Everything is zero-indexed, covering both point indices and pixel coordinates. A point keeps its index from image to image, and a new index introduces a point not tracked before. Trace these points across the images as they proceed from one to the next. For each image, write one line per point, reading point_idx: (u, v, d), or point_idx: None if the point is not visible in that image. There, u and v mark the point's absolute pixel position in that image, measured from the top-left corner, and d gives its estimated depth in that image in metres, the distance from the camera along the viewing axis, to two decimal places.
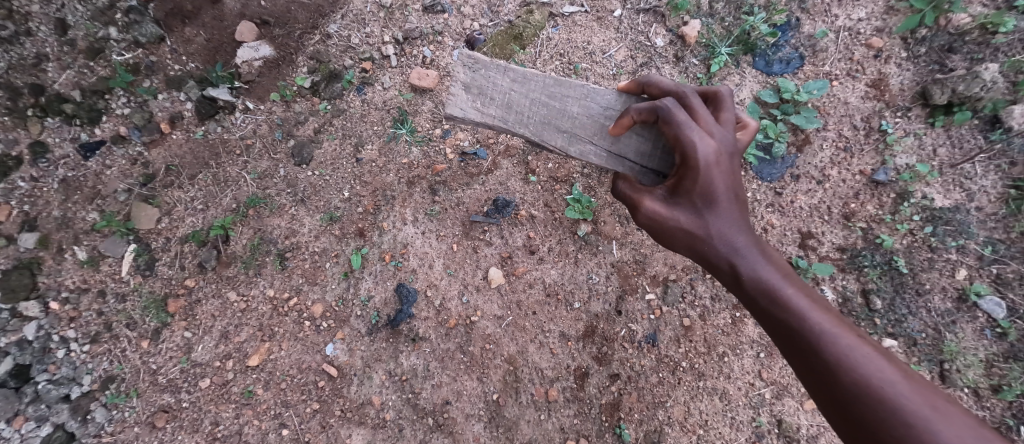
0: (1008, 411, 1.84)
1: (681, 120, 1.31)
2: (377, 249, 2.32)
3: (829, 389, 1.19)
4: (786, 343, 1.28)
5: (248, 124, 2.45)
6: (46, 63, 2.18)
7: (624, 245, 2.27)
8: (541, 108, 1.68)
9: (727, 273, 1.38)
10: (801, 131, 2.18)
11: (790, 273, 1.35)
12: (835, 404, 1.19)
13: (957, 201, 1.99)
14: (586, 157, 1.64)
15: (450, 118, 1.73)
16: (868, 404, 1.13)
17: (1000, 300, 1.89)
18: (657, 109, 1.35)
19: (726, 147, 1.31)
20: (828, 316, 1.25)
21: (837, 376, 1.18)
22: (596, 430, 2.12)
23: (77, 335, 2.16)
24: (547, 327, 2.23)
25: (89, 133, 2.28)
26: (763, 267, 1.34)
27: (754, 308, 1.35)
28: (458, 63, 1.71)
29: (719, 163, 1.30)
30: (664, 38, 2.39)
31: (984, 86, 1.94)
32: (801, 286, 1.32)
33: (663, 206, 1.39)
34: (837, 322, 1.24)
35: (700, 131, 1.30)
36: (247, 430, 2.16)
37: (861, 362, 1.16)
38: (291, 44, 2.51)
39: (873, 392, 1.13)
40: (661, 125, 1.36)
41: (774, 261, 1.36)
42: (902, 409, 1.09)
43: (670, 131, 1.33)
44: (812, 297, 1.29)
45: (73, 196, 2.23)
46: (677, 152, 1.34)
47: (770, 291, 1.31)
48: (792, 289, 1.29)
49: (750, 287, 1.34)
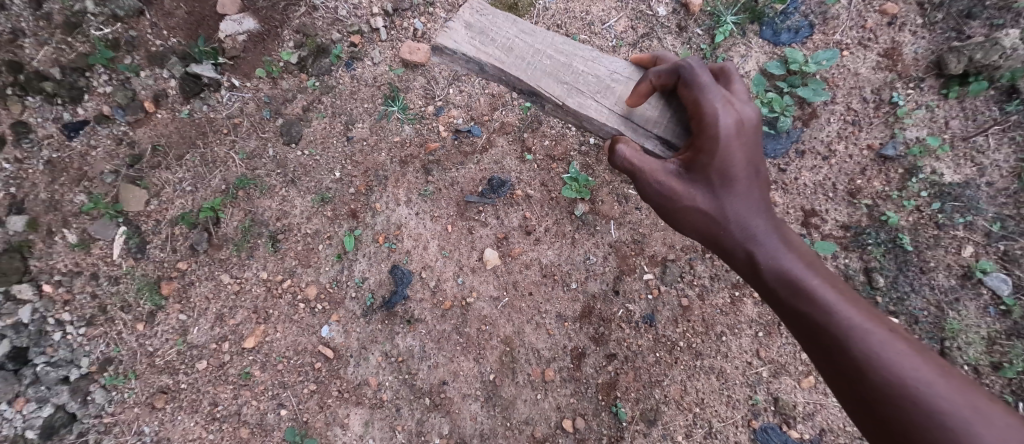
0: (1007, 388, 1.80)
1: (704, 83, 1.30)
2: (370, 230, 2.26)
3: (854, 387, 1.16)
4: (807, 335, 1.24)
5: (235, 103, 2.36)
6: (23, 39, 2.05)
7: (622, 225, 2.22)
8: (544, 59, 1.64)
9: (745, 261, 1.36)
10: (808, 104, 2.12)
11: (813, 262, 1.31)
12: (859, 401, 1.15)
13: (967, 176, 1.93)
14: (585, 111, 1.58)
15: (441, 49, 1.69)
16: (901, 405, 1.08)
17: (1006, 277, 1.85)
18: (677, 72, 1.35)
19: (748, 117, 1.29)
20: (855, 308, 1.20)
21: (865, 373, 1.13)
22: (593, 409, 2.09)
23: (73, 318, 2.09)
24: (544, 308, 2.19)
25: (71, 112, 2.17)
26: (783, 255, 1.31)
27: (774, 299, 1.31)
28: (467, 5, 1.71)
29: (739, 135, 1.28)
30: (667, 7, 2.31)
31: (1002, 53, 1.85)
32: (825, 275, 1.28)
33: (679, 182, 1.36)
34: (866, 315, 1.19)
35: (721, 99, 1.29)
36: (246, 410, 2.13)
37: (892, 357, 1.12)
38: (276, 16, 2.39)
39: (905, 389, 1.08)
40: (680, 88, 1.35)
41: (796, 249, 1.33)
42: (937, 410, 1.04)
43: (689, 94, 1.32)
44: (837, 287, 1.25)
45: (59, 178, 2.13)
46: (695, 119, 1.32)
47: (791, 280, 1.28)
48: (815, 279, 1.26)
49: (768, 275, 1.31)
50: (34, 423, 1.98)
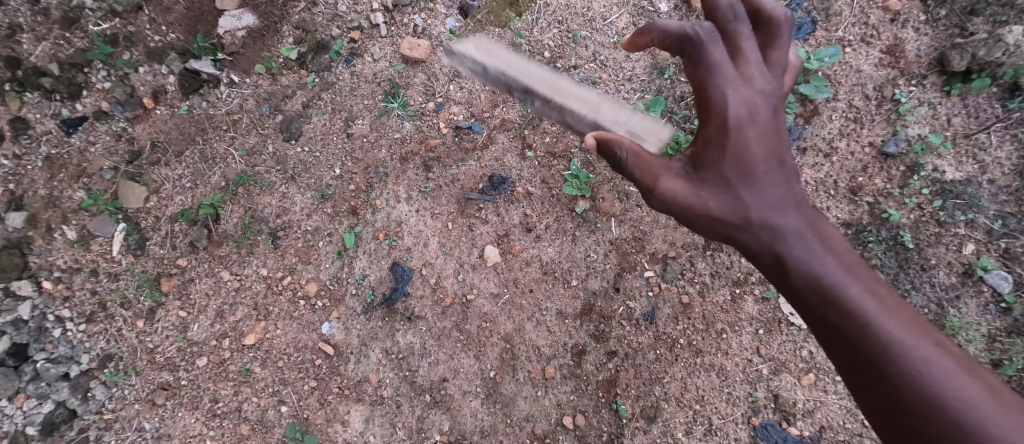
0: (1006, 385, 1.82)
1: (713, 62, 1.24)
2: (371, 228, 2.26)
3: (885, 403, 1.10)
4: (835, 345, 1.17)
5: (234, 99, 2.34)
6: (20, 34, 2.04)
7: (622, 222, 2.22)
8: None
9: (772, 264, 1.27)
10: (809, 101, 2.10)
11: (850, 265, 1.20)
12: (886, 414, 1.10)
13: (969, 173, 1.92)
14: None
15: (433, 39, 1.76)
16: (936, 425, 1.03)
17: (1006, 274, 1.86)
18: (687, 45, 1.26)
19: (760, 102, 1.25)
20: (894, 319, 1.11)
21: (900, 391, 1.07)
22: (593, 406, 2.10)
23: (72, 315, 2.09)
24: (545, 305, 2.19)
25: (70, 109, 2.16)
26: (815, 260, 1.20)
27: (801, 305, 1.22)
28: None
29: (751, 123, 1.25)
30: (669, 3, 2.31)
31: (1006, 50, 1.86)
32: (863, 280, 1.18)
33: (692, 182, 1.32)
34: (905, 327, 1.10)
35: (732, 83, 1.24)
36: (247, 407, 2.13)
37: (932, 376, 1.05)
38: (275, 12, 2.37)
39: (942, 409, 1.02)
40: (688, 64, 1.28)
41: (831, 251, 1.22)
42: (974, 431, 1.00)
43: (698, 74, 1.26)
44: (874, 294, 1.15)
45: (58, 174, 2.13)
46: (701, 102, 1.28)
47: (824, 288, 1.17)
48: (852, 287, 1.15)
49: (798, 281, 1.21)
50: (35, 419, 1.99)
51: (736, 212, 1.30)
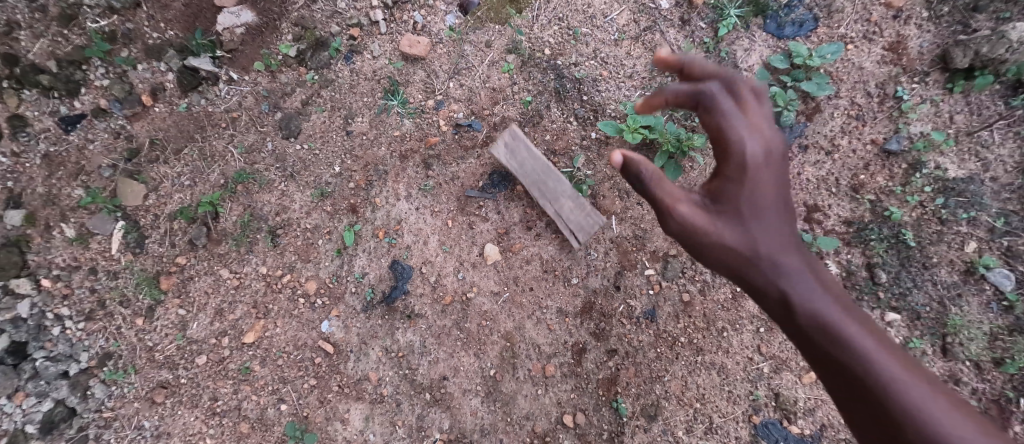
0: (1007, 383, 1.82)
1: (725, 109, 1.31)
2: (370, 225, 2.25)
3: None
4: (839, 385, 1.13)
5: (233, 96, 2.32)
6: (18, 31, 2.04)
7: (623, 220, 2.20)
8: None
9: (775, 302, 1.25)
10: (812, 99, 2.10)
11: (850, 305, 1.19)
12: None
13: (971, 171, 1.92)
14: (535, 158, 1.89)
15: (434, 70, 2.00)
16: None
17: (1009, 272, 1.85)
18: (699, 95, 1.33)
19: (773, 145, 1.29)
20: (898, 359, 1.09)
21: (906, 433, 1.03)
22: (593, 404, 2.09)
23: (71, 313, 2.08)
24: (545, 303, 2.18)
25: (69, 106, 2.16)
26: (820, 298, 1.19)
27: (804, 344, 1.19)
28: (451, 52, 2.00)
29: (767, 164, 1.28)
30: None
31: (1009, 47, 1.85)
32: (863, 320, 1.16)
33: (705, 215, 1.33)
34: (908, 368, 1.08)
35: (746, 128, 1.29)
36: (246, 405, 2.13)
37: (938, 418, 1.02)
38: (273, 9, 2.35)
39: None
40: (700, 112, 1.34)
41: (832, 290, 1.21)
42: None
43: (712, 120, 1.32)
44: (876, 334, 1.13)
45: (57, 172, 2.12)
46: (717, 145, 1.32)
47: (829, 326, 1.15)
48: (855, 327, 1.13)
49: (803, 319, 1.18)
50: (33, 418, 1.98)
51: (745, 245, 1.28)
